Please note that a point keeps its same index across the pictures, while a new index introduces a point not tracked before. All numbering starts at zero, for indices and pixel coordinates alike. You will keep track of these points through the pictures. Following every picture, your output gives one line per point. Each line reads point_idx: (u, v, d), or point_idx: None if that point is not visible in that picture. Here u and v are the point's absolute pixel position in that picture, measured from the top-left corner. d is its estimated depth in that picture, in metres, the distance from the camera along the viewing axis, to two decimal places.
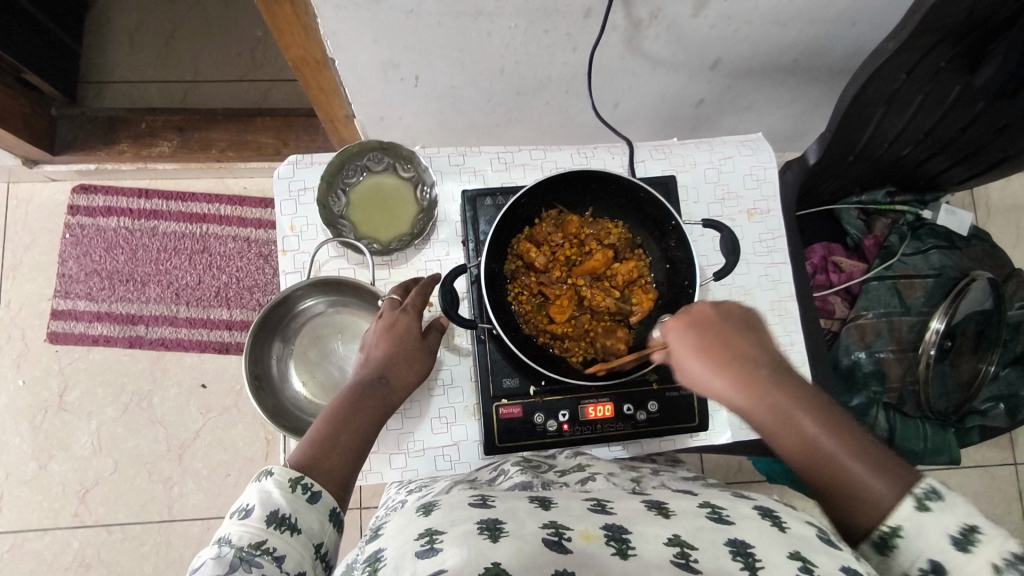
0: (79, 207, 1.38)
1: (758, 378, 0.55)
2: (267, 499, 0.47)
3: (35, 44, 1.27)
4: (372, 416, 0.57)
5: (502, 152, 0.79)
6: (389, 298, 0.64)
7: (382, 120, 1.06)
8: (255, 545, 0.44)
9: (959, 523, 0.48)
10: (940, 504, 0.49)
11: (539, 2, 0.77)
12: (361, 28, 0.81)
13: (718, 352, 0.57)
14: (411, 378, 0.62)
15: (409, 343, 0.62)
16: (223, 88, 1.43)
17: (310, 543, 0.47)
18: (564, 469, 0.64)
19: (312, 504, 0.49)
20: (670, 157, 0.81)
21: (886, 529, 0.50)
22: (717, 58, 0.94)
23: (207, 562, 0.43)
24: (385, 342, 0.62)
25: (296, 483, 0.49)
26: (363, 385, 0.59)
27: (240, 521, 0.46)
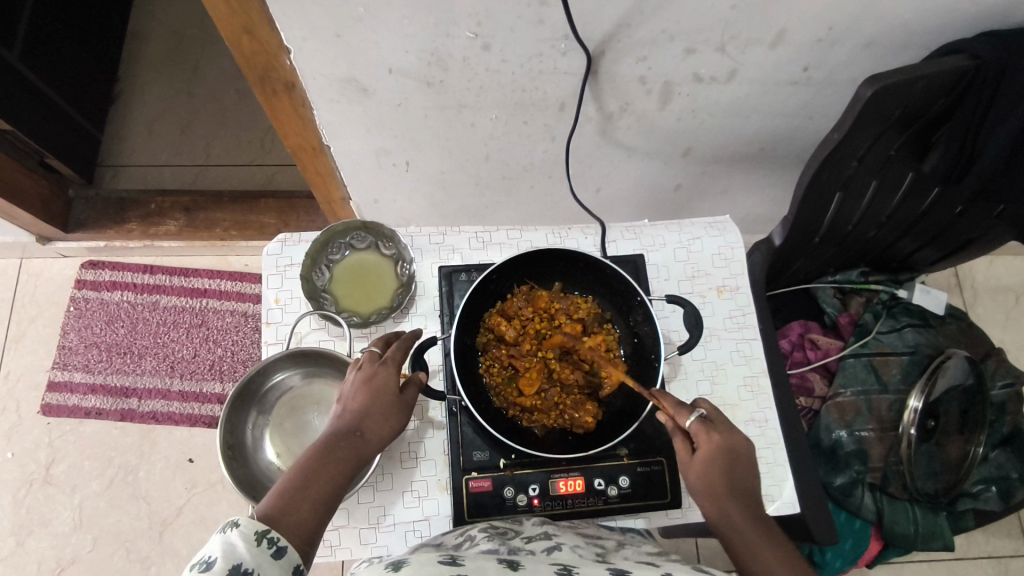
0: (86, 281, 1.44)
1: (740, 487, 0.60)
2: (231, 552, 0.46)
3: (62, 134, 1.38)
4: (343, 468, 0.57)
5: (480, 232, 0.84)
6: (369, 350, 0.65)
7: (376, 202, 1.13)
8: None
9: None
10: None
11: (515, 96, 0.84)
12: (353, 119, 0.89)
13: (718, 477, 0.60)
14: (386, 431, 0.61)
15: (388, 396, 0.62)
16: (231, 171, 1.52)
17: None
18: (530, 536, 0.63)
19: (277, 559, 0.48)
20: (640, 237, 0.85)
21: None
22: (688, 147, 1.00)
23: None
24: (363, 392, 0.61)
25: (262, 537, 0.49)
26: (337, 437, 0.58)
27: (201, 573, 0.45)
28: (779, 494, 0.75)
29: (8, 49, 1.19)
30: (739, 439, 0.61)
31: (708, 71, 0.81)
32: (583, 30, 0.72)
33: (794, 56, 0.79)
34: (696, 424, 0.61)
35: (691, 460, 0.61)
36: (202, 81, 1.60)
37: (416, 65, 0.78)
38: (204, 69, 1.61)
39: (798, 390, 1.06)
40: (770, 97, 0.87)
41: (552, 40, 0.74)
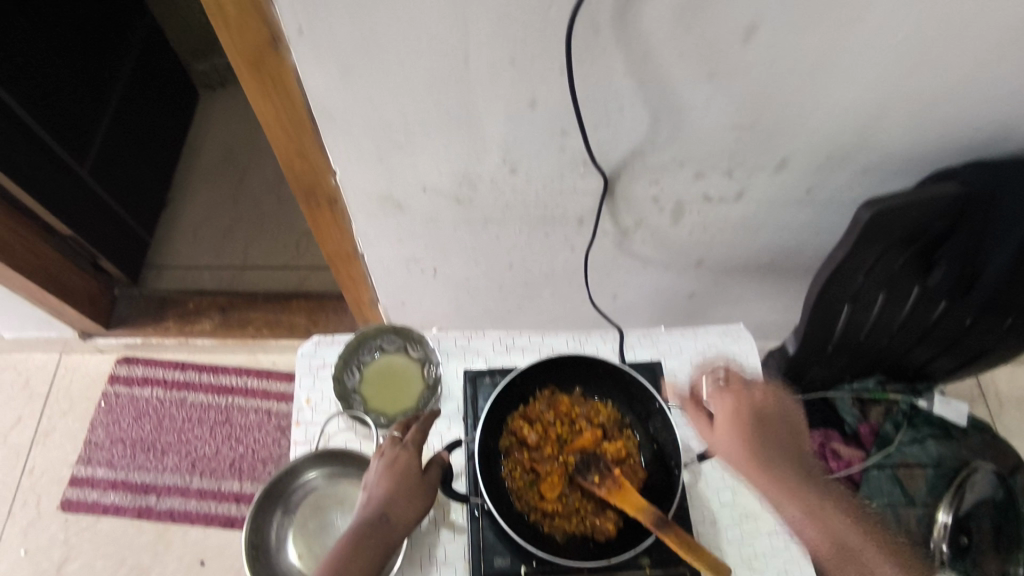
0: (119, 376, 1.49)
1: (770, 437, 0.69)
2: None
3: (115, 237, 1.49)
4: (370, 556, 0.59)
5: (503, 336, 0.88)
6: (390, 436, 0.67)
7: (403, 305, 1.18)
8: None
9: None
10: None
11: (538, 212, 0.91)
12: (388, 231, 0.96)
13: (744, 427, 0.69)
14: (411, 515, 0.63)
15: (410, 481, 0.64)
16: (266, 273, 1.61)
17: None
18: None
19: None
20: (656, 344, 0.89)
21: None
22: (701, 258, 1.06)
23: None
24: (386, 479, 0.63)
25: None
26: (363, 525, 0.61)
27: None
28: None
29: (77, 163, 1.35)
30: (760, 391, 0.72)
31: (716, 191, 0.88)
32: (601, 156, 0.80)
33: (796, 180, 0.86)
34: (711, 388, 0.74)
35: (714, 423, 0.71)
36: (246, 191, 1.73)
37: (449, 184, 0.86)
38: (249, 180, 1.75)
39: None
40: (777, 215, 0.93)
41: (573, 164, 0.82)
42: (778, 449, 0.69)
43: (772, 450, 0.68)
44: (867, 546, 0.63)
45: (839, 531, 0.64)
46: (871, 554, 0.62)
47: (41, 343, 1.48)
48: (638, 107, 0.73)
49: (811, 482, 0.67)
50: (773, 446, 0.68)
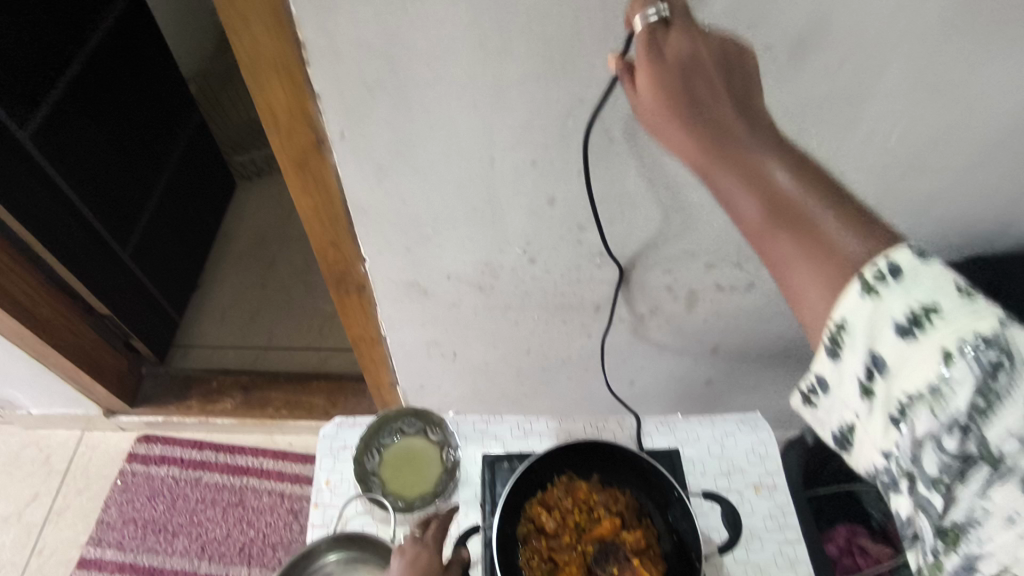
0: (138, 454, 1.50)
1: (713, 90, 0.47)
2: None
3: (149, 317, 1.55)
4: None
5: (522, 421, 0.89)
6: (410, 532, 0.67)
7: (422, 388, 1.20)
8: None
9: (916, 305, 0.41)
10: (935, 321, 0.41)
11: (556, 299, 0.95)
12: (411, 316, 1.00)
13: (669, 97, 0.46)
14: None
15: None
16: (289, 354, 1.65)
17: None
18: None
19: None
20: (673, 431, 0.89)
21: (834, 325, 0.45)
22: (715, 346, 1.08)
23: None
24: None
25: None
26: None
27: None
28: None
29: (121, 246, 1.43)
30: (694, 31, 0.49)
31: (728, 281, 0.91)
32: (616, 248, 0.85)
33: None
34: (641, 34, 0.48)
35: (641, 75, 0.47)
36: (275, 275, 1.81)
37: (472, 273, 0.90)
38: (277, 265, 1.83)
39: None
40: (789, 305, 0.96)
41: (590, 255, 0.86)
42: (733, 105, 0.47)
43: (712, 100, 0.46)
44: (814, 201, 0.44)
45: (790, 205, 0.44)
46: (816, 213, 0.44)
47: (65, 420, 1.51)
48: (651, 204, 0.78)
49: (780, 152, 0.45)
50: (716, 91, 0.47)
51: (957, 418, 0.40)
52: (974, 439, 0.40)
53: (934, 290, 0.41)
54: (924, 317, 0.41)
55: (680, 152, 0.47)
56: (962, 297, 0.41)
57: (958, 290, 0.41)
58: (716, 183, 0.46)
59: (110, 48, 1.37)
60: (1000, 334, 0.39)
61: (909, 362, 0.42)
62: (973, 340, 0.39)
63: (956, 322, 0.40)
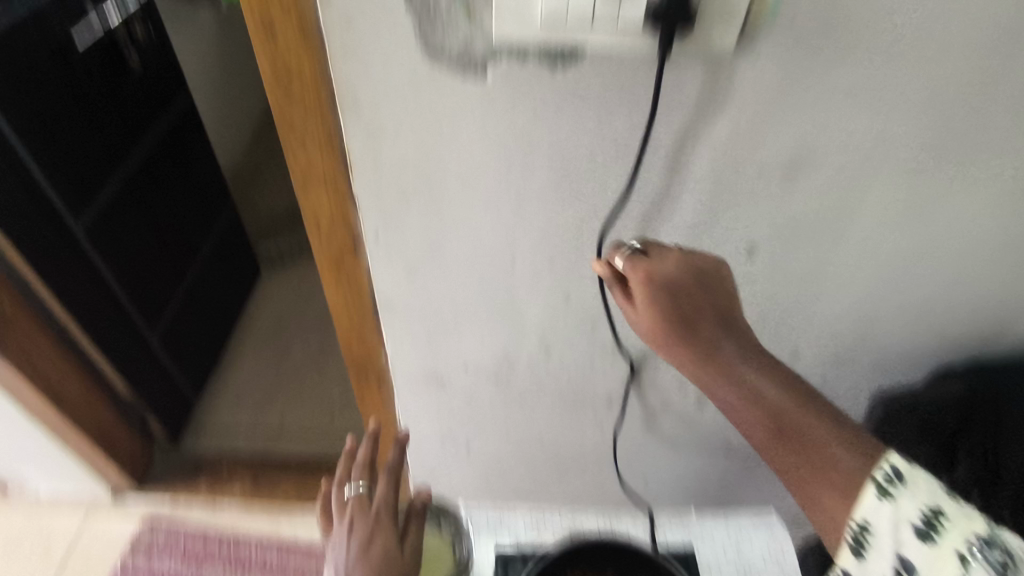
0: (141, 543, 1.46)
1: (694, 296, 0.60)
2: None
3: (167, 395, 1.59)
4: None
5: (537, 516, 0.90)
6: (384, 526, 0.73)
7: (433, 478, 1.20)
8: None
9: (924, 513, 0.55)
10: (947, 522, 0.55)
11: (570, 392, 0.98)
12: (428, 408, 1.03)
13: (665, 315, 0.59)
14: None
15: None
16: (300, 439, 1.67)
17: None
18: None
19: None
20: (689, 530, 0.89)
21: (856, 526, 0.57)
22: (727, 444, 1.09)
23: None
24: (362, 559, 0.67)
25: None
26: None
27: None
28: None
29: (149, 327, 1.50)
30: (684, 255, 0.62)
31: None
32: (627, 345, 0.89)
33: (809, 373, 0.92)
34: (625, 257, 0.62)
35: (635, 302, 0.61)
36: (292, 361, 1.85)
37: (488, 365, 0.94)
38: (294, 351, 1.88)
39: None
40: None
41: (601, 352, 0.90)
42: (709, 307, 0.61)
43: (695, 309, 0.60)
44: (802, 409, 0.58)
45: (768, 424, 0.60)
46: (813, 426, 0.57)
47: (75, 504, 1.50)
48: None
49: (768, 364, 0.60)
50: (700, 293, 0.60)
51: None
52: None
53: (936, 500, 0.56)
54: (937, 522, 0.55)
55: (674, 361, 0.61)
56: (954, 504, 0.56)
57: (951, 501, 0.56)
58: (716, 391, 0.59)
59: (161, 154, 1.51)
60: (996, 538, 0.53)
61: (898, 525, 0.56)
62: (975, 538, 0.53)
63: (961, 527, 0.54)
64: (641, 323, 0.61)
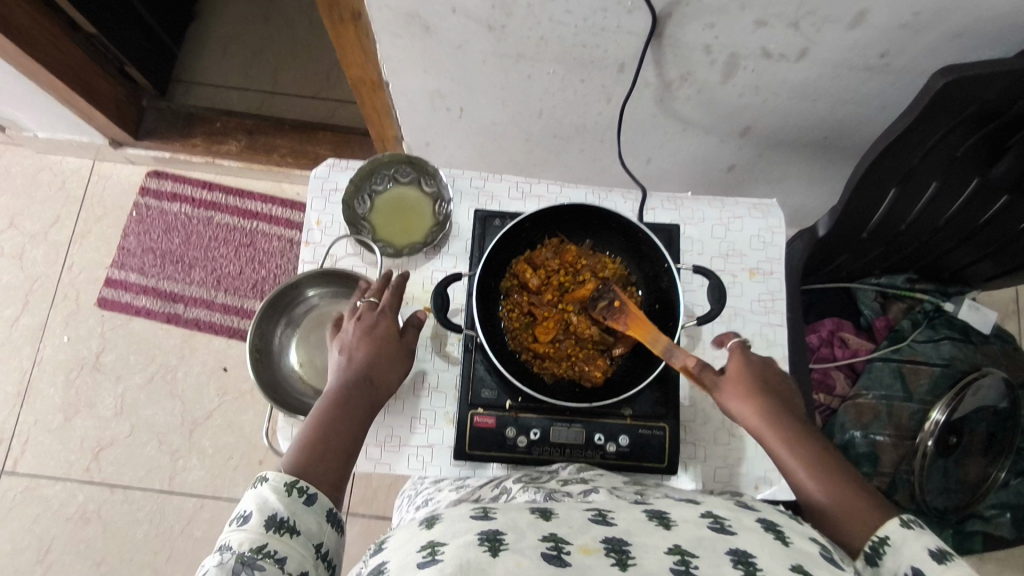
0: (150, 189, 1.51)
1: (777, 392, 0.63)
2: (265, 505, 0.53)
3: (139, 41, 1.41)
4: (359, 411, 0.63)
5: (521, 182, 0.85)
6: (367, 302, 0.70)
7: (428, 146, 1.13)
8: (256, 549, 0.50)
9: (925, 545, 0.49)
10: (911, 531, 0.51)
11: (576, 51, 0.83)
12: (413, 57, 0.89)
13: (747, 384, 0.62)
14: (392, 375, 0.67)
15: (389, 343, 0.68)
16: (296, 101, 1.55)
17: (307, 541, 0.53)
18: (566, 479, 0.62)
19: (308, 506, 0.54)
20: (679, 208, 0.85)
21: (875, 539, 0.52)
22: (746, 125, 0.98)
23: (211, 569, 0.48)
24: (365, 344, 0.67)
25: (291, 488, 0.54)
26: (347, 385, 0.64)
27: (241, 527, 0.51)
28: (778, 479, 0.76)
29: None
30: (768, 364, 0.66)
31: (777, 46, 0.78)
32: None
33: (868, 40, 0.76)
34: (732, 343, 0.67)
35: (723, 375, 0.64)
36: (279, 10, 1.61)
37: (481, 8, 0.77)
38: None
39: (818, 386, 1.03)
40: (838, 82, 0.84)
41: None
42: (784, 404, 0.61)
43: (776, 396, 0.62)
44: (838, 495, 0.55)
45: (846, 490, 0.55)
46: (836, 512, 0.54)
47: (74, 148, 1.49)
48: None
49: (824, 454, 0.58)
50: (779, 391, 0.63)
51: None
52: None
53: (890, 533, 0.51)
54: (880, 548, 0.51)
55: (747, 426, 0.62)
56: (899, 524, 0.52)
57: (899, 524, 0.52)
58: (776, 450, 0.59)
59: None
60: (933, 546, 0.49)
61: (918, 545, 0.50)
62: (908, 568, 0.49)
63: (903, 544, 0.50)
64: (733, 389, 0.62)
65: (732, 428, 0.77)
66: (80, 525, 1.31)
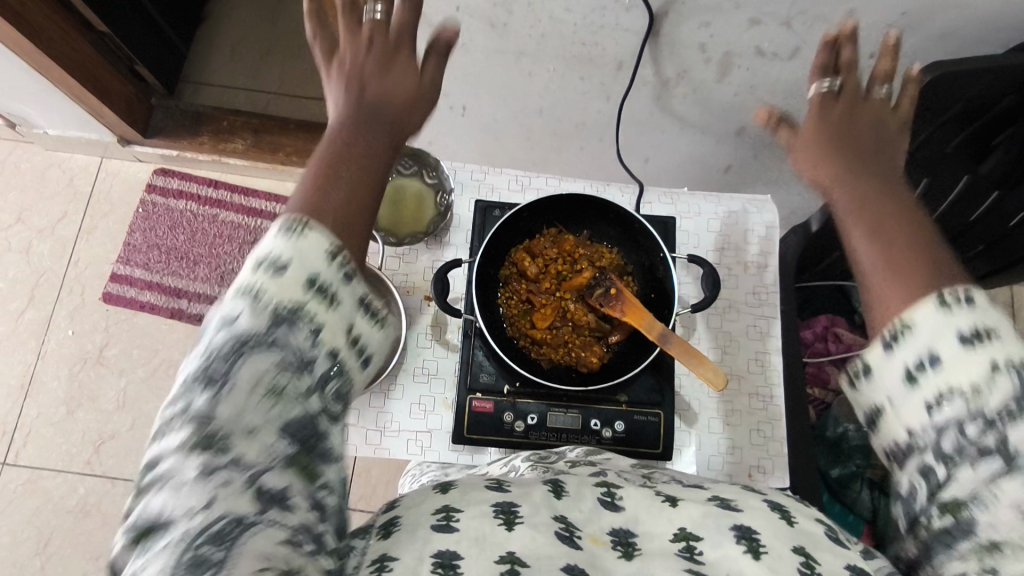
0: (156, 186, 1.53)
1: (862, 151, 0.60)
2: (300, 257, 0.38)
3: (150, 41, 1.44)
4: (384, 145, 0.48)
5: (521, 175, 0.87)
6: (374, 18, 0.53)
7: (430, 143, 1.16)
8: (291, 309, 0.37)
9: (970, 324, 0.39)
10: (966, 307, 0.40)
11: (576, 49, 0.85)
12: None
13: (824, 140, 0.61)
14: (418, 113, 0.52)
15: (410, 71, 0.53)
16: (301, 102, 1.58)
17: (351, 317, 0.39)
18: (574, 462, 0.63)
19: (349, 280, 0.40)
20: (676, 203, 0.87)
21: (899, 323, 0.41)
22: (742, 125, 1.00)
23: (235, 318, 0.37)
24: (387, 73, 0.51)
25: (332, 255, 0.39)
26: (360, 112, 0.49)
27: (270, 274, 0.37)
28: (771, 468, 0.77)
29: None
30: (871, 108, 0.63)
31: (771, 45, 0.81)
32: None
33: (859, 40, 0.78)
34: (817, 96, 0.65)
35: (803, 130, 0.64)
36: (286, 13, 1.64)
37: (484, 6, 0.79)
38: (289, 3, 1.65)
39: (812, 380, 1.06)
40: None
41: None
42: (863, 161, 0.58)
43: (851, 147, 0.60)
44: (887, 236, 0.47)
45: (901, 243, 0.46)
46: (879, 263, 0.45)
47: (83, 145, 1.51)
48: None
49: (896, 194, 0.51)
50: (866, 140, 0.61)
51: (985, 413, 0.37)
52: (950, 421, 0.38)
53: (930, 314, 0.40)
54: (902, 334, 0.41)
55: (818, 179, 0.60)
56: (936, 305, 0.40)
57: (933, 305, 0.40)
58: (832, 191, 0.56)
59: None
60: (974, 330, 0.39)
61: (945, 333, 0.39)
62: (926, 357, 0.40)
63: (935, 325, 0.40)
64: (808, 144, 0.62)
65: (726, 417, 0.79)
66: (80, 516, 1.32)
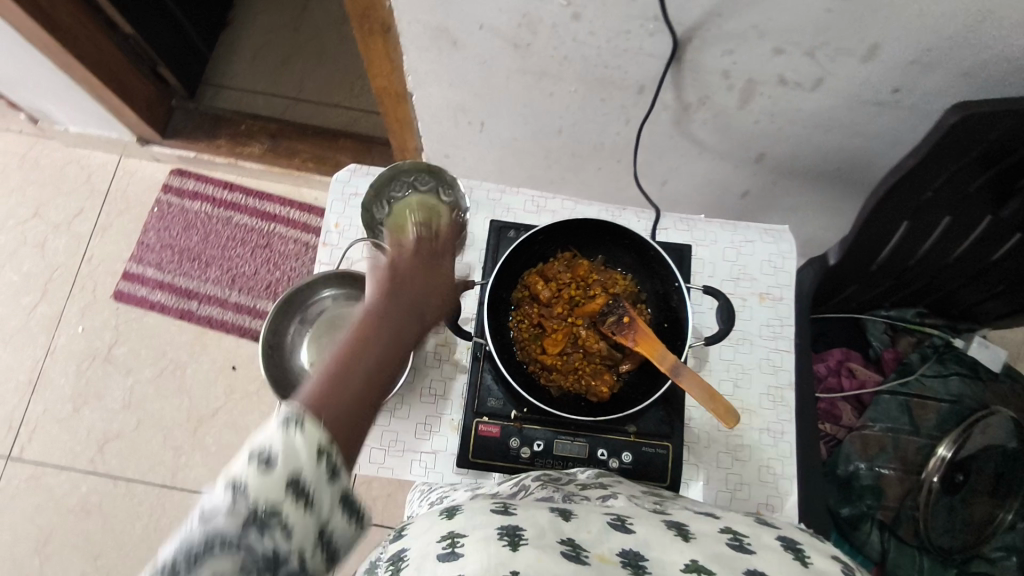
0: (172, 186, 1.54)
1: None
2: (292, 456, 0.42)
3: (173, 43, 1.45)
4: (384, 350, 0.51)
5: (537, 196, 0.86)
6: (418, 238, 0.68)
7: (447, 157, 1.15)
8: (269, 508, 0.40)
9: None
10: None
11: (598, 71, 0.85)
12: (438, 69, 0.91)
13: None
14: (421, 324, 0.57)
15: (419, 294, 0.58)
16: (320, 109, 1.58)
17: (324, 518, 0.43)
18: (585, 484, 0.62)
19: (331, 482, 0.43)
20: (692, 230, 0.86)
21: None
22: (762, 152, 0.99)
23: (220, 508, 0.40)
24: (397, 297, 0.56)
25: (320, 453, 0.43)
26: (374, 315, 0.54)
27: (261, 468, 0.41)
28: (780, 505, 0.76)
29: None
30: None
31: (794, 75, 0.80)
32: (673, 13, 0.72)
33: (884, 74, 0.77)
34: None
35: None
36: (309, 20, 1.65)
37: (508, 25, 0.79)
38: (313, 11, 1.66)
39: (824, 416, 1.03)
40: (854, 113, 0.85)
41: (642, 20, 0.74)
42: None
43: None
44: None
45: None
46: None
47: (102, 143, 1.52)
48: None
49: None
50: None
51: None
52: None
53: None
54: None
55: None
56: None
57: None
58: None
59: None
60: None
61: None
62: None
63: None
64: None
65: (735, 451, 0.77)
66: (81, 515, 1.32)
